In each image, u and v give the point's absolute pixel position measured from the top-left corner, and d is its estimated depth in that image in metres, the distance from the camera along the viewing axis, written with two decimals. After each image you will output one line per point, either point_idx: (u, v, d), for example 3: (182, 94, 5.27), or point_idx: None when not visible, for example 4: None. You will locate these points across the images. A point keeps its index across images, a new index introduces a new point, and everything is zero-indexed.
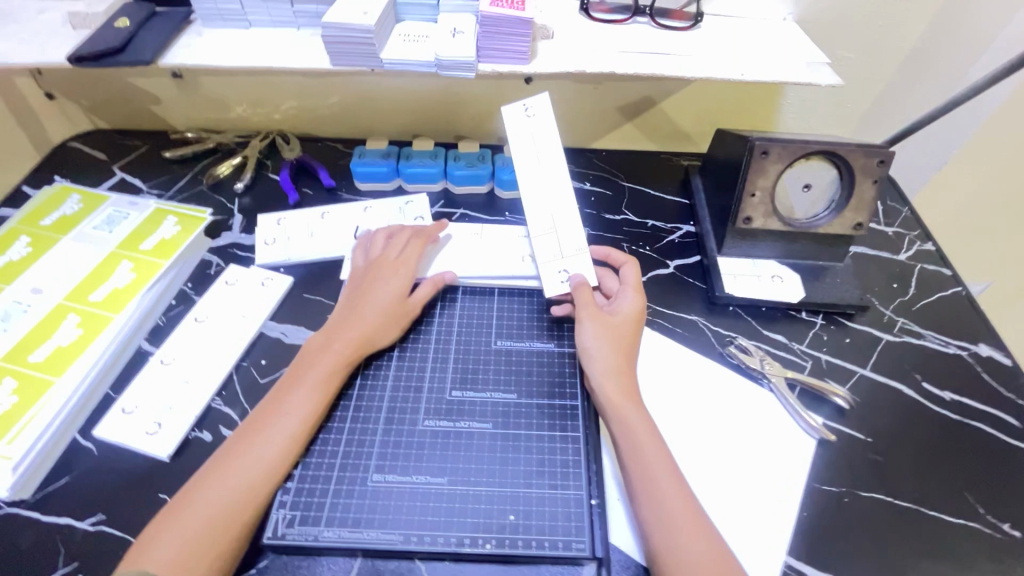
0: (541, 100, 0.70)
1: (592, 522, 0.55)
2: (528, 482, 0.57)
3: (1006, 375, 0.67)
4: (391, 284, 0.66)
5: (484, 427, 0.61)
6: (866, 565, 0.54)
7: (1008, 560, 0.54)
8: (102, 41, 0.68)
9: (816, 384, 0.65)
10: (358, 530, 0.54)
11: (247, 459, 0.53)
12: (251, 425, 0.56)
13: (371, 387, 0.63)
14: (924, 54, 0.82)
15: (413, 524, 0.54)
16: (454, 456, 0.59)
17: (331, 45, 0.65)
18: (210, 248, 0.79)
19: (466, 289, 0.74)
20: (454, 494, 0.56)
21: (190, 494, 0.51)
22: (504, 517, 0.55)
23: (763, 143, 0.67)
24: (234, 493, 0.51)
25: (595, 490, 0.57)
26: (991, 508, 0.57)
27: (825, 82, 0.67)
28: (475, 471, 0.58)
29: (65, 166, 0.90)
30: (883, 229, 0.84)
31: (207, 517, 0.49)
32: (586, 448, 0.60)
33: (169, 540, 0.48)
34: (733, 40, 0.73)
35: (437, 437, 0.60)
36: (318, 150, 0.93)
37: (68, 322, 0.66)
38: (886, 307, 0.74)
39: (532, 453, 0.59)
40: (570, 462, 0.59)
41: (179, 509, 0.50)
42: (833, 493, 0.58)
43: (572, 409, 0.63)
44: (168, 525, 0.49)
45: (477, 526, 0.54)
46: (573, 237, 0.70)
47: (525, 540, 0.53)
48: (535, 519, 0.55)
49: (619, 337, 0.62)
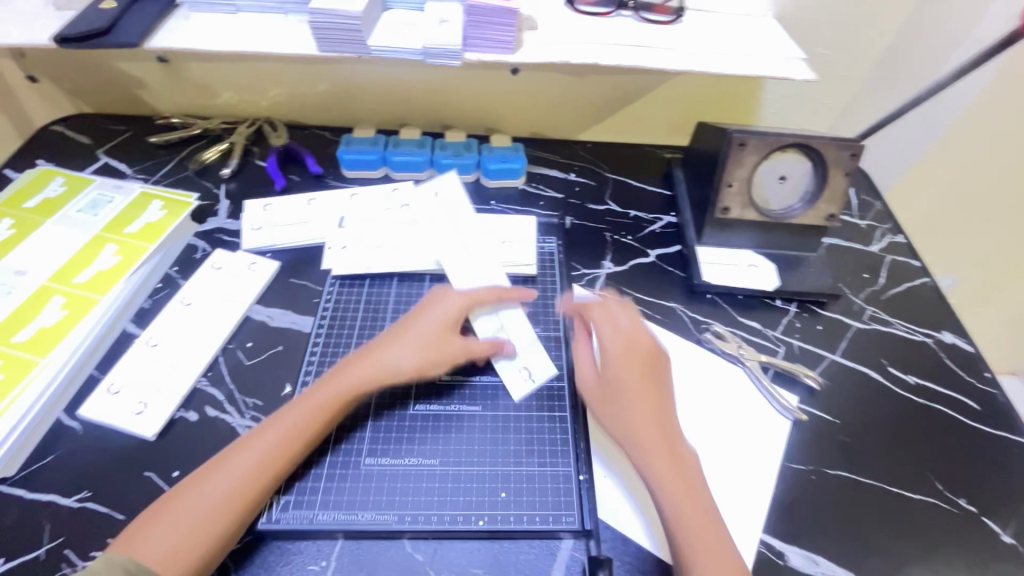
0: (447, 184, 0.79)
1: (580, 496, 0.57)
2: (517, 460, 0.59)
3: (968, 361, 0.70)
4: (435, 317, 0.62)
5: (474, 410, 0.62)
6: (832, 540, 0.56)
7: (963, 534, 0.57)
8: (87, 22, 0.68)
9: (788, 366, 0.67)
10: (353, 513, 0.55)
11: (246, 457, 0.53)
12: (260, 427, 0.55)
13: None
14: (897, 52, 0.84)
15: (407, 504, 0.56)
16: (445, 439, 0.60)
17: (318, 31, 0.66)
18: (196, 233, 0.79)
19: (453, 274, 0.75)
20: (446, 474, 0.58)
21: (187, 487, 0.51)
22: (495, 495, 0.57)
23: (741, 135, 0.69)
24: (231, 488, 0.51)
25: (582, 467, 0.59)
26: (950, 485, 0.60)
27: (800, 77, 0.70)
28: (466, 452, 0.59)
29: (48, 149, 0.89)
30: (856, 222, 0.87)
31: (204, 507, 0.50)
32: (572, 426, 0.62)
33: (165, 531, 0.48)
34: (715, 35, 0.75)
35: (431, 423, 0.61)
36: (305, 138, 0.93)
37: (53, 304, 0.66)
38: (856, 296, 0.77)
39: (520, 433, 0.61)
40: (558, 441, 0.61)
41: (177, 499, 0.50)
42: (801, 471, 0.60)
43: (558, 390, 0.65)
44: (164, 516, 0.49)
45: (469, 504, 0.56)
46: (523, 333, 0.67)
47: (516, 516, 0.55)
48: (525, 495, 0.57)
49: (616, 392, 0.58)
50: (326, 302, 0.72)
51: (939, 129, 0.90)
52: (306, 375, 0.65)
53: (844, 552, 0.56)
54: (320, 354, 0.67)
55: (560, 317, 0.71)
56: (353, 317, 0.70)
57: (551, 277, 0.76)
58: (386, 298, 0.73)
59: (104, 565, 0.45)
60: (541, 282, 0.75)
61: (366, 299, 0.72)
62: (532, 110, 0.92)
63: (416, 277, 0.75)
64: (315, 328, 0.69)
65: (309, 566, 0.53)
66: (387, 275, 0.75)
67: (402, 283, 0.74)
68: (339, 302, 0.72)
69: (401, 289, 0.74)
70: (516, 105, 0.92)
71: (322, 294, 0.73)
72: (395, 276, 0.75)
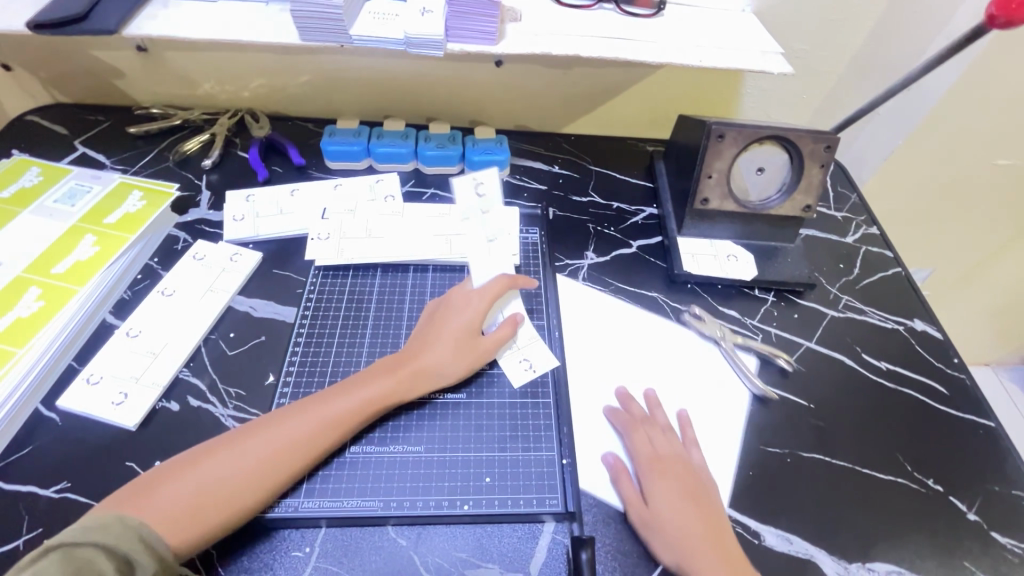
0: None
1: (564, 480, 0.58)
2: (501, 446, 0.60)
3: (937, 348, 0.73)
4: (462, 324, 0.63)
5: (459, 397, 0.63)
6: (806, 520, 0.58)
7: (930, 512, 0.59)
8: (63, 9, 0.67)
9: (761, 347, 0.69)
10: (338, 500, 0.55)
11: (258, 443, 0.53)
12: (276, 416, 0.55)
13: (348, 354, 0.66)
14: (872, 48, 0.86)
15: (392, 491, 0.56)
16: (431, 427, 0.60)
17: (300, 20, 0.66)
18: (177, 224, 0.78)
19: (436, 266, 0.75)
20: (431, 460, 0.58)
21: (193, 464, 0.51)
22: (481, 480, 0.57)
23: (720, 127, 0.71)
24: (243, 471, 0.51)
25: (566, 450, 0.60)
26: (918, 466, 0.63)
27: (778, 70, 0.71)
28: (452, 438, 0.60)
29: (23, 139, 0.88)
30: (833, 213, 0.89)
31: (211, 485, 0.50)
32: (556, 412, 0.63)
33: (167, 500, 0.48)
34: (694, 28, 0.76)
35: (417, 410, 0.62)
36: (288, 129, 0.93)
37: (30, 294, 0.64)
38: (832, 286, 0.79)
39: (504, 419, 0.62)
40: (541, 426, 0.62)
41: (184, 473, 0.50)
42: (777, 454, 0.62)
43: (541, 376, 0.65)
44: (168, 487, 0.49)
45: (454, 489, 0.56)
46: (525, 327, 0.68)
47: (501, 500, 0.56)
48: (510, 480, 0.58)
49: (667, 503, 0.55)
50: (310, 293, 0.72)
51: (912, 124, 0.92)
52: (290, 366, 0.65)
53: (817, 530, 0.57)
54: (304, 345, 0.67)
55: (543, 306, 0.72)
56: (336, 311, 0.70)
57: (535, 267, 0.77)
58: (369, 290, 0.73)
59: (120, 529, 0.45)
60: (525, 272, 0.76)
61: (349, 292, 0.72)
62: (516, 102, 0.93)
63: (400, 268, 0.75)
64: (300, 317, 0.69)
65: (294, 553, 0.53)
66: (371, 266, 0.75)
67: (386, 275, 0.74)
68: (322, 295, 0.72)
69: (385, 281, 0.74)
70: (500, 97, 0.92)
71: (305, 286, 0.73)
72: (379, 268, 0.75)
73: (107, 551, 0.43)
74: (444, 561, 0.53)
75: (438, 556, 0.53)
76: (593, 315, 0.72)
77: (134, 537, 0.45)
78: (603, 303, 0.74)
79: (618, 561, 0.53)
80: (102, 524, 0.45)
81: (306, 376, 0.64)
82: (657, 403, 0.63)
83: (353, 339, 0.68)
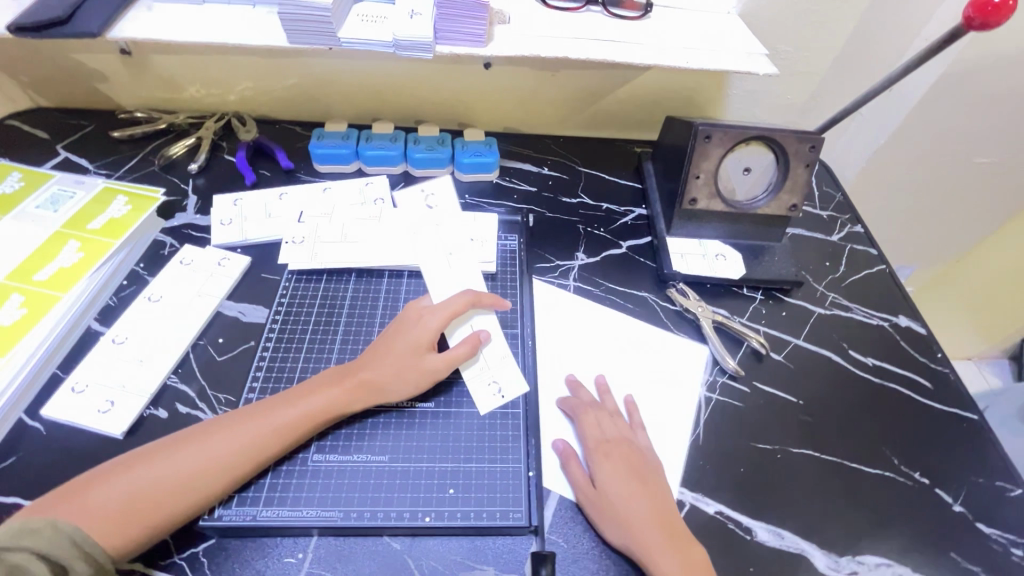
0: (437, 186, 0.85)
1: (529, 492, 0.57)
2: (468, 457, 0.59)
3: (921, 343, 0.74)
4: (412, 338, 0.62)
5: (427, 406, 0.62)
6: (798, 516, 0.58)
7: (918, 504, 0.60)
8: (45, 11, 0.66)
9: (733, 326, 0.72)
10: (297, 509, 0.54)
11: (196, 451, 0.52)
12: (216, 423, 0.55)
13: (318, 350, 0.66)
14: (854, 50, 0.88)
15: (353, 501, 0.55)
16: (396, 436, 0.60)
17: (287, 22, 0.65)
18: (163, 230, 0.77)
19: (412, 270, 0.75)
20: (395, 471, 0.57)
21: (124, 469, 0.50)
22: (443, 492, 0.56)
23: (706, 128, 0.72)
24: (174, 478, 0.50)
25: (532, 463, 0.59)
26: (905, 459, 0.64)
27: (763, 71, 0.72)
28: (416, 448, 0.59)
29: (4, 144, 0.86)
30: (818, 213, 0.90)
31: (144, 493, 0.49)
32: (525, 423, 0.62)
33: (95, 505, 0.48)
34: (680, 30, 0.77)
35: (381, 418, 0.61)
36: (275, 133, 0.92)
37: (11, 301, 0.63)
38: (819, 284, 0.80)
39: (472, 429, 0.61)
40: (509, 437, 0.61)
41: (119, 474, 0.50)
42: (767, 450, 0.63)
43: (511, 401, 0.63)
44: (102, 490, 0.49)
45: (416, 500, 0.55)
46: (496, 347, 0.66)
47: (463, 513, 0.55)
48: (474, 492, 0.57)
49: (613, 485, 0.56)
50: (283, 296, 0.71)
51: (894, 124, 0.94)
52: (257, 373, 0.64)
53: (808, 525, 0.58)
54: (273, 350, 0.66)
55: (518, 312, 0.72)
56: (307, 316, 0.70)
57: (511, 275, 0.76)
58: (342, 296, 0.72)
59: (50, 535, 0.45)
60: (501, 280, 0.75)
61: (323, 296, 0.72)
62: (504, 104, 0.93)
63: (376, 274, 0.75)
64: (271, 318, 0.69)
65: (287, 559, 0.52)
66: (345, 272, 0.74)
67: (361, 279, 0.74)
68: (306, 300, 0.71)
69: (359, 286, 0.73)
70: (488, 100, 0.92)
71: (286, 290, 0.72)
72: (352, 273, 0.74)
73: (41, 560, 0.44)
74: (439, 564, 0.53)
75: (433, 559, 0.53)
76: (582, 315, 0.73)
77: (65, 543, 0.45)
78: (593, 303, 0.74)
79: (610, 558, 0.54)
80: (31, 530, 0.45)
81: (273, 382, 0.63)
82: (608, 389, 0.64)
83: (322, 345, 0.67)
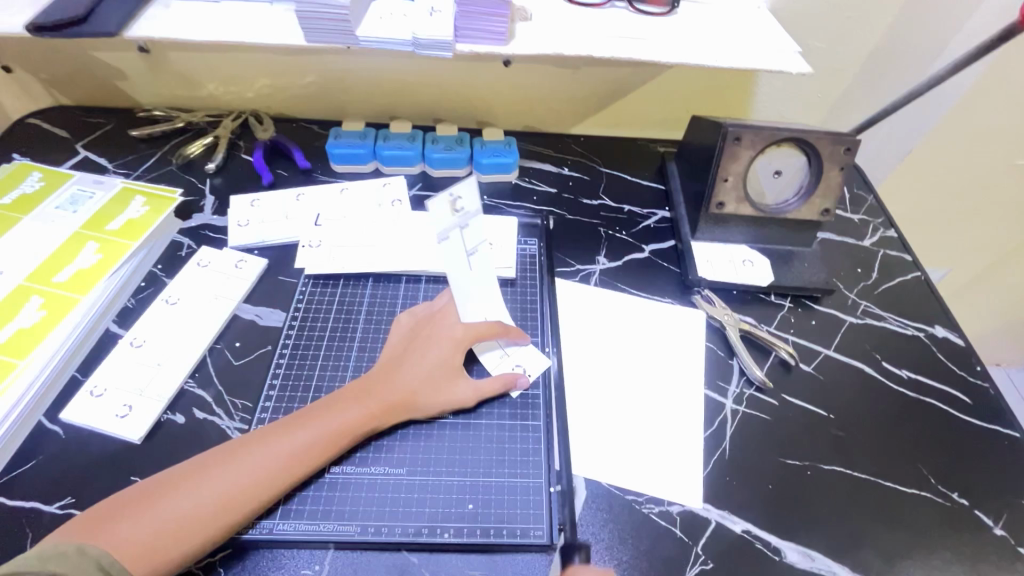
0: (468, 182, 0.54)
1: (550, 508, 0.56)
2: (487, 470, 0.58)
3: (960, 356, 0.71)
4: (440, 353, 0.62)
5: (445, 418, 0.61)
6: (828, 537, 0.56)
7: (957, 527, 0.58)
8: (64, 10, 0.65)
9: (763, 337, 0.69)
10: (315, 523, 0.53)
11: (219, 476, 0.51)
12: (235, 445, 0.53)
13: (335, 357, 0.65)
14: (891, 45, 0.84)
15: (370, 515, 0.54)
16: (415, 448, 0.59)
17: (305, 21, 0.64)
18: (181, 230, 0.77)
19: (429, 276, 0.73)
20: (412, 484, 0.56)
21: (146, 497, 0.49)
22: (462, 507, 0.55)
23: (736, 130, 0.69)
24: (199, 505, 0.49)
25: (554, 478, 0.58)
26: (943, 479, 0.61)
27: (797, 70, 0.68)
28: (434, 461, 0.58)
29: (25, 142, 0.86)
30: (849, 216, 0.87)
31: (172, 522, 0.48)
32: (546, 435, 0.61)
33: (123, 534, 0.47)
34: (709, 26, 0.74)
35: (400, 431, 0.60)
36: (292, 132, 0.91)
37: (31, 304, 0.63)
38: (850, 291, 0.77)
39: (491, 442, 0.60)
40: (529, 450, 0.59)
41: (146, 499, 0.49)
42: (797, 466, 0.60)
43: (532, 380, 0.64)
44: (132, 517, 0.48)
45: (434, 515, 0.54)
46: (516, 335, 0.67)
47: (483, 529, 0.54)
48: (493, 507, 0.55)
49: None
50: (299, 300, 0.70)
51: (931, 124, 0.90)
52: (274, 379, 0.63)
53: (840, 546, 0.56)
54: (290, 355, 0.65)
55: (538, 320, 0.70)
56: (324, 321, 0.69)
57: (532, 280, 0.74)
58: (359, 301, 0.71)
59: (77, 558, 0.44)
60: (520, 285, 0.73)
61: (339, 301, 0.71)
62: (523, 103, 0.91)
63: (391, 278, 0.73)
64: (287, 323, 0.68)
65: (303, 572, 0.52)
66: (362, 275, 0.73)
67: (377, 284, 0.73)
68: (317, 304, 0.70)
69: (375, 291, 0.72)
70: (508, 98, 0.90)
71: (300, 294, 0.71)
72: (370, 278, 0.73)
73: None
74: None
75: None
76: (602, 321, 0.71)
77: (90, 565, 0.44)
78: (616, 310, 0.72)
79: None
80: (57, 554, 0.43)
81: (289, 391, 0.62)
82: None
83: (338, 351, 0.66)
